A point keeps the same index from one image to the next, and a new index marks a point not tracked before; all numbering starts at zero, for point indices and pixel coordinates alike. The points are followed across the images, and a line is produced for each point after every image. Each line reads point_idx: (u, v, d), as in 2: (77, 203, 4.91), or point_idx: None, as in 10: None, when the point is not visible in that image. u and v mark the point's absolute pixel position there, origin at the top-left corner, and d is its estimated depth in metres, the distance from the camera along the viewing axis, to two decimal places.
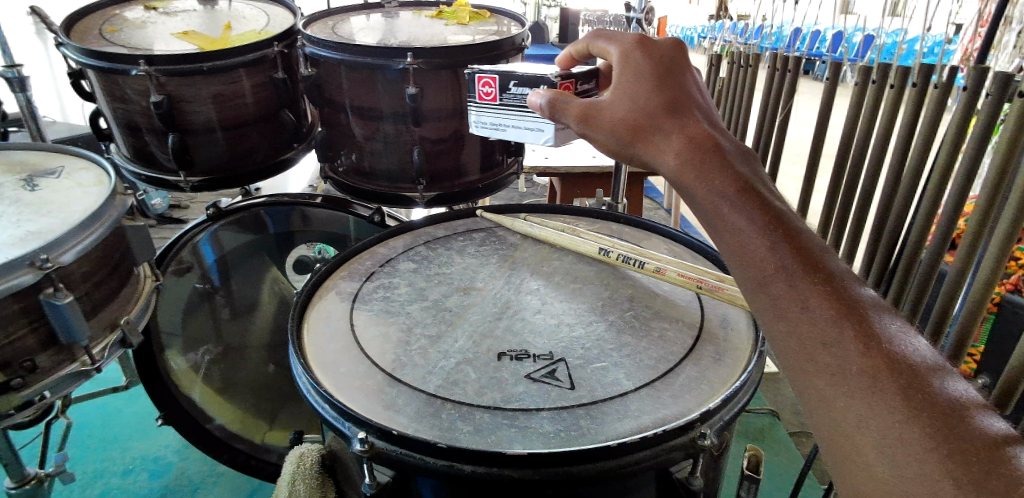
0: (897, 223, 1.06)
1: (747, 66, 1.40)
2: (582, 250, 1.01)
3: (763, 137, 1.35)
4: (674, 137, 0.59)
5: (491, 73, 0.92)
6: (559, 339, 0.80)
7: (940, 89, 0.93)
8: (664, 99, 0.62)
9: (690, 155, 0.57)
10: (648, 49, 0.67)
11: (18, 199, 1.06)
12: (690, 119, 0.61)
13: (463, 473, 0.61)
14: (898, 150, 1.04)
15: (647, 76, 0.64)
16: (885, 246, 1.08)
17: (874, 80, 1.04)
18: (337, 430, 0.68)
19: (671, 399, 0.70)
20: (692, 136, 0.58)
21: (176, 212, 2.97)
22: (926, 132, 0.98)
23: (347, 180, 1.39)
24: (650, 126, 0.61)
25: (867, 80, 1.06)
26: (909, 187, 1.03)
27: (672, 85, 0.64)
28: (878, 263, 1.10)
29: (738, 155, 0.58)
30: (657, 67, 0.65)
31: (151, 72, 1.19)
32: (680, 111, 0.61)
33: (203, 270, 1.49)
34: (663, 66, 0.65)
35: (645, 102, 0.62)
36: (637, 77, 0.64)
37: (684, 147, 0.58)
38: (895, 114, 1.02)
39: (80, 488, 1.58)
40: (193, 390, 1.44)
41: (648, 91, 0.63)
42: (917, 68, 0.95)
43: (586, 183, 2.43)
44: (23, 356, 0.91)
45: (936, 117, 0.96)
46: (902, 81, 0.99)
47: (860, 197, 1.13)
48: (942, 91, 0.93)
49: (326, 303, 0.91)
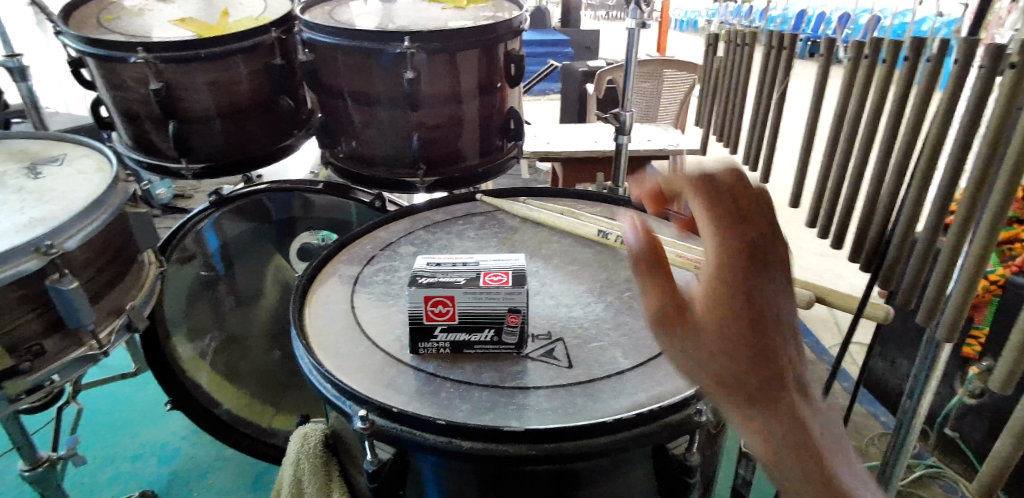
0: (889, 203, 1.05)
1: (743, 45, 1.40)
2: (582, 233, 1.02)
3: (762, 117, 1.35)
4: (765, 414, 0.41)
5: (467, 268, 0.74)
6: (556, 319, 0.81)
7: (929, 65, 0.92)
8: (754, 357, 0.41)
9: (778, 441, 0.40)
10: (753, 241, 0.42)
11: (21, 187, 1.07)
12: (786, 382, 0.41)
13: (462, 449, 0.62)
14: (891, 128, 1.04)
15: (743, 305, 0.41)
16: (878, 225, 1.07)
17: (866, 55, 1.03)
18: (338, 409, 0.70)
19: (667, 377, 0.71)
20: (787, 414, 0.41)
21: (180, 201, 2.99)
22: (916, 112, 0.98)
23: (347, 166, 1.39)
24: (739, 382, 0.41)
25: (859, 56, 1.06)
26: (901, 165, 1.02)
27: (775, 320, 0.42)
28: (869, 244, 1.09)
29: (827, 429, 0.42)
30: (761, 282, 0.42)
31: (149, 59, 1.19)
32: (779, 364, 0.42)
33: (207, 257, 1.51)
34: (766, 279, 0.42)
35: (740, 344, 0.41)
36: (739, 296, 0.42)
37: (778, 428, 0.40)
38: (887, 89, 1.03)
39: (90, 473, 1.61)
40: (200, 375, 1.49)
41: (747, 326, 0.41)
42: (908, 41, 0.95)
43: (588, 168, 2.45)
44: (30, 341, 0.92)
45: (928, 93, 0.95)
46: (894, 56, 0.99)
47: (853, 175, 1.13)
48: (933, 66, 0.92)
49: (327, 287, 0.92)
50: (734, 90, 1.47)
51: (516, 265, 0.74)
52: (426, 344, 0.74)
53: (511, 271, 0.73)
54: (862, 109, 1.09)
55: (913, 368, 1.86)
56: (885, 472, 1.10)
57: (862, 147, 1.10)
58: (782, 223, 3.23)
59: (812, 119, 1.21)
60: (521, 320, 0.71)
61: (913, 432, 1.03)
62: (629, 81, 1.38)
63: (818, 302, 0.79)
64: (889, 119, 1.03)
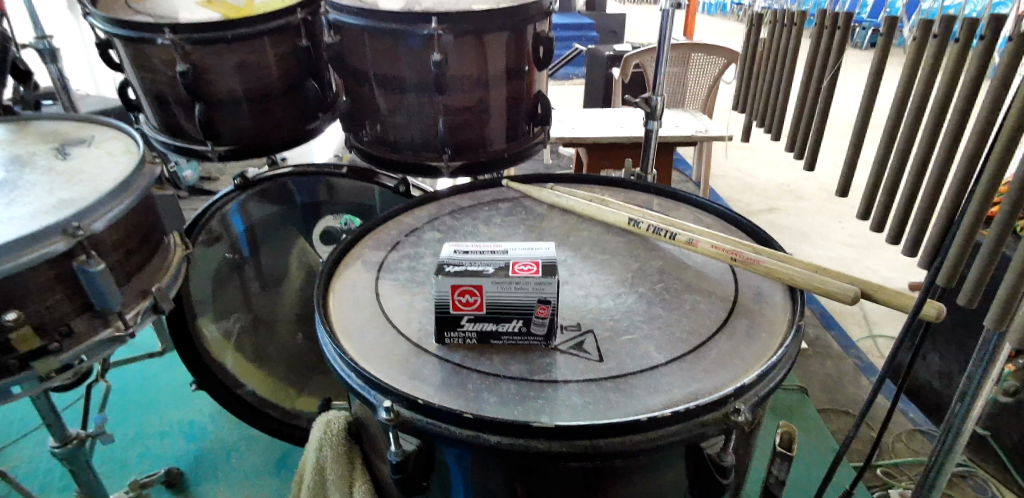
0: (955, 195, 0.96)
1: (791, 26, 1.35)
2: (611, 221, 0.98)
3: (808, 101, 1.30)
4: None
5: (498, 256, 0.72)
6: (587, 310, 0.79)
7: (1012, 44, 0.84)
8: None
9: None
10: None
11: (51, 168, 1.07)
12: None
13: (489, 443, 0.60)
14: (960, 115, 0.97)
15: None
16: (941, 218, 0.99)
17: (936, 34, 0.97)
18: (363, 398, 0.68)
19: (703, 373, 0.68)
20: None
21: (206, 183, 3.01)
22: (990, 99, 0.90)
23: (371, 150, 1.36)
24: None
25: (927, 35, 1.00)
26: (973, 156, 0.93)
27: None
28: (930, 240, 1.00)
29: None
30: None
31: (176, 41, 1.18)
32: None
33: (231, 240, 1.51)
34: None
35: None
36: None
37: None
38: (958, 74, 0.97)
39: (120, 449, 1.65)
40: (227, 358, 1.51)
41: None
42: (986, 20, 0.87)
43: (614, 153, 2.41)
44: (59, 321, 0.93)
45: (1008, 79, 0.88)
46: (969, 36, 0.92)
47: (914, 163, 1.07)
48: (1016, 46, 0.84)
49: (352, 272, 0.91)
50: (776, 74, 1.41)
51: (547, 255, 0.72)
52: (453, 334, 0.72)
53: (541, 261, 0.70)
54: (925, 94, 1.03)
55: (950, 366, 1.80)
56: (929, 475, 1.05)
57: (925, 136, 1.04)
58: (810, 212, 3.15)
59: (864, 107, 1.16)
60: (550, 311, 0.69)
61: (962, 434, 0.99)
62: (661, 65, 1.32)
63: (863, 298, 0.75)
64: (958, 105, 0.96)
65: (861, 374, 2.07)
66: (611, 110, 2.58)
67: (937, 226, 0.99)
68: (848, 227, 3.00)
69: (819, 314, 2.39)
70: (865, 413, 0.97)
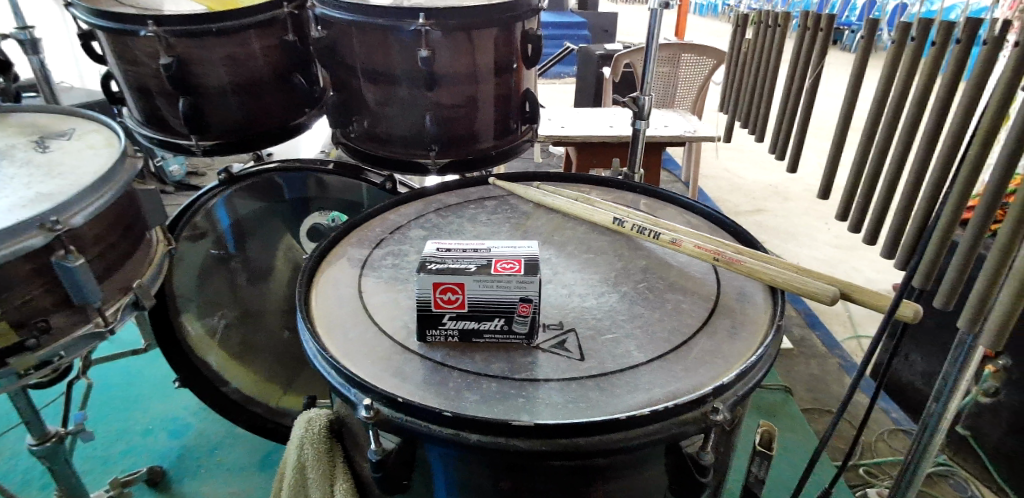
0: (932, 196, 0.97)
1: (776, 27, 1.36)
2: (596, 220, 0.98)
3: (791, 102, 1.31)
4: None
5: (479, 253, 0.71)
6: (570, 309, 0.79)
7: (987, 47, 0.86)
8: None
9: None
10: None
11: (29, 161, 1.06)
12: None
13: (468, 441, 0.60)
14: (938, 117, 0.98)
15: None
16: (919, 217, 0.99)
17: (913, 37, 0.98)
18: (343, 396, 0.68)
19: (683, 373, 0.68)
20: None
21: (193, 179, 2.98)
22: (968, 101, 0.92)
23: (359, 146, 1.36)
24: None
25: (905, 38, 1.01)
26: (947, 158, 0.96)
27: None
28: (908, 240, 1.01)
29: None
30: None
31: (159, 33, 1.17)
32: None
33: (217, 235, 1.50)
34: None
35: None
36: None
37: None
38: (935, 77, 0.98)
39: (103, 446, 1.63)
40: (210, 354, 1.49)
41: None
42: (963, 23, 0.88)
43: (603, 152, 2.41)
44: (37, 316, 0.91)
45: (983, 80, 0.89)
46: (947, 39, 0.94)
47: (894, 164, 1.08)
48: (991, 49, 0.85)
49: (335, 269, 0.90)
50: (762, 75, 1.42)
51: (529, 253, 0.72)
52: (435, 331, 0.72)
53: (523, 259, 0.70)
54: (904, 96, 1.05)
55: (931, 366, 1.82)
56: (908, 473, 1.07)
57: (904, 138, 1.05)
58: (797, 213, 3.18)
59: (846, 109, 1.17)
60: (533, 310, 0.69)
61: (940, 434, 1.00)
62: (648, 64, 1.32)
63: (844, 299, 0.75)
64: (936, 106, 0.97)
65: (844, 374, 2.09)
66: (600, 109, 2.58)
67: (914, 226, 1.00)
68: (833, 228, 3.03)
69: (803, 315, 2.41)
70: (845, 411, 0.98)
